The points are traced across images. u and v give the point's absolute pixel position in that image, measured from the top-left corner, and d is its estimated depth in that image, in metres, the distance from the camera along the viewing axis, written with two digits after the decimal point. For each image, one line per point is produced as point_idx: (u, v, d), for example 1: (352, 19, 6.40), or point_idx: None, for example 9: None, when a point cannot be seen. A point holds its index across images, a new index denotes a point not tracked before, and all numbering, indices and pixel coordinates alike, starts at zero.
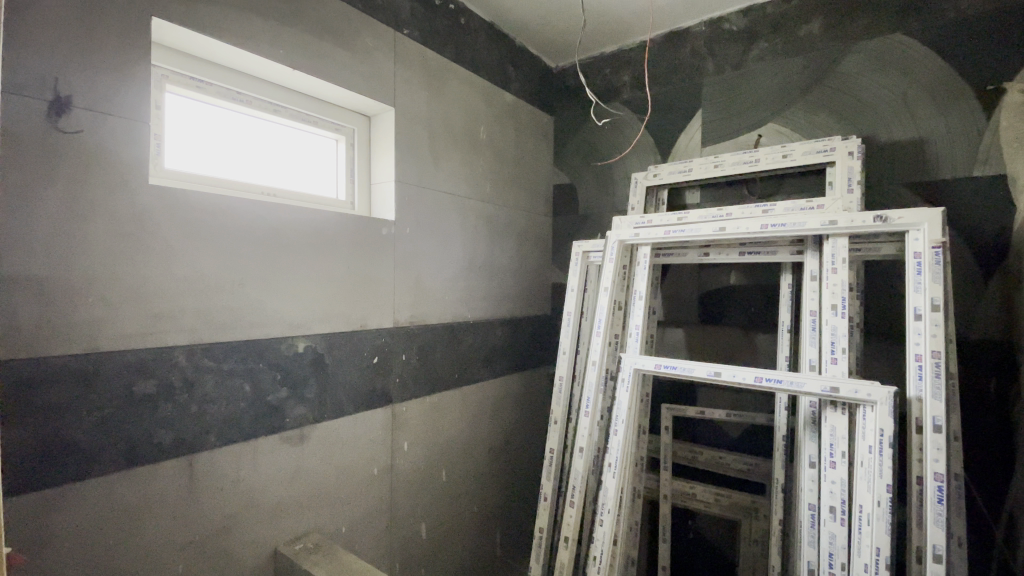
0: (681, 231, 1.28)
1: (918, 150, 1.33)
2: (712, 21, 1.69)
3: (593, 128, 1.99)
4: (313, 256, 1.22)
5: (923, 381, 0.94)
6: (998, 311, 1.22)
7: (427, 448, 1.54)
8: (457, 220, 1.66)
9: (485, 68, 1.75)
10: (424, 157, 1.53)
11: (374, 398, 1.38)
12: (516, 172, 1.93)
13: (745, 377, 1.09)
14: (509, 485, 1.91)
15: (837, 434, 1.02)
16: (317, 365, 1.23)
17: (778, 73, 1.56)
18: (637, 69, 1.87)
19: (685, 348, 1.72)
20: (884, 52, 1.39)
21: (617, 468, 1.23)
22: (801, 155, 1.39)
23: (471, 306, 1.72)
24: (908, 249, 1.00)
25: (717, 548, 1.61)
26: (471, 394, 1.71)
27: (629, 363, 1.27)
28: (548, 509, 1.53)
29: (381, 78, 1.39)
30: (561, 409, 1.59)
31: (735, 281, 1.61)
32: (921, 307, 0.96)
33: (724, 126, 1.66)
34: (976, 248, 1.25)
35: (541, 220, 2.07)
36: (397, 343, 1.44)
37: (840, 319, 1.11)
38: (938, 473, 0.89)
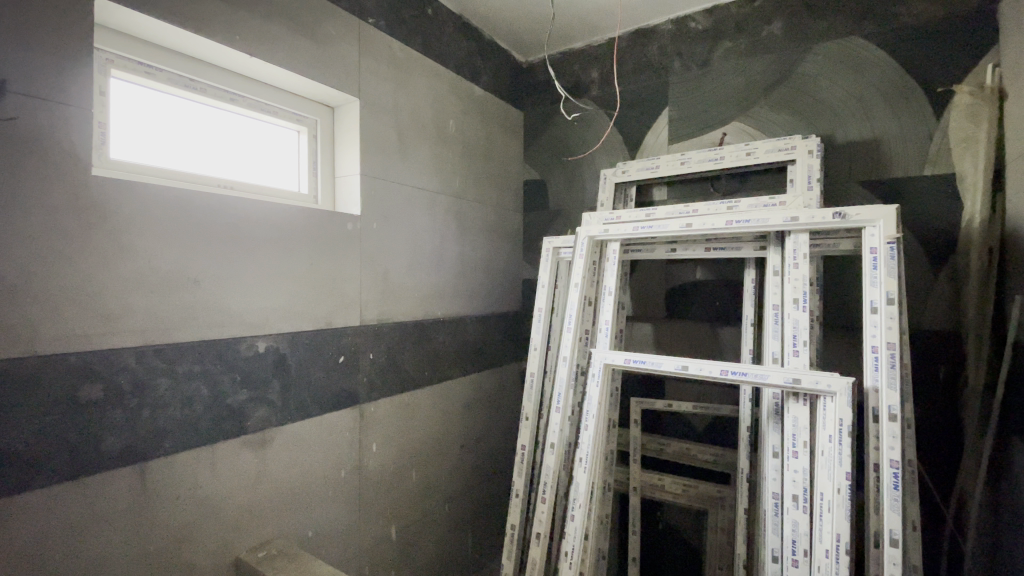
0: (649, 227, 1.29)
1: (871, 150, 1.39)
2: (678, 20, 1.72)
3: (562, 124, 2.00)
4: (273, 253, 1.17)
5: (879, 371, 0.98)
6: (946, 304, 1.28)
7: (396, 448, 1.52)
8: (425, 216, 1.63)
9: (453, 61, 1.73)
10: (390, 151, 1.49)
11: (341, 398, 1.34)
12: (486, 167, 1.91)
13: (711, 370, 1.12)
14: (480, 482, 1.91)
15: (799, 424, 1.05)
16: (279, 365, 1.19)
17: (741, 72, 1.59)
18: (606, 65, 1.88)
19: (654, 342, 1.75)
20: (840, 55, 1.44)
21: (588, 463, 1.24)
22: (763, 153, 1.43)
23: (441, 303, 1.70)
24: (865, 245, 1.04)
25: (684, 537, 1.65)
26: (442, 391, 1.69)
27: (600, 359, 1.28)
28: (520, 506, 1.53)
29: (345, 68, 1.34)
30: (532, 405, 1.59)
31: (701, 276, 1.65)
32: (877, 301, 1.00)
33: (690, 124, 1.69)
34: (926, 244, 1.31)
35: (512, 216, 2.06)
36: (363, 342, 1.41)
37: (801, 313, 1.14)
38: (894, 460, 0.93)
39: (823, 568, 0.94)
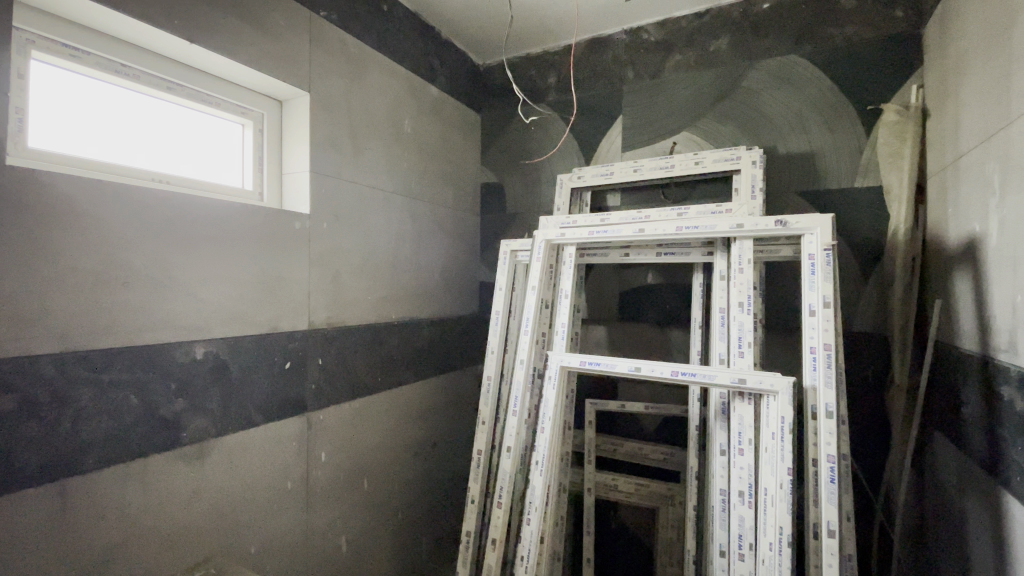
0: (604, 231, 1.32)
1: (808, 162, 1.48)
2: (632, 31, 1.77)
3: (519, 128, 2.01)
4: (214, 252, 1.11)
5: (817, 371, 1.04)
6: (875, 308, 1.38)
7: (346, 457, 1.46)
8: (380, 217, 1.59)
9: (409, 60, 1.70)
10: (343, 149, 1.45)
11: (287, 406, 1.28)
12: (443, 169, 1.89)
13: (663, 371, 1.15)
14: (435, 488, 1.88)
15: (744, 422, 1.10)
16: (219, 372, 1.12)
17: (690, 84, 1.66)
18: (562, 72, 1.91)
19: (607, 344, 1.78)
20: (780, 71, 1.52)
21: (544, 466, 1.24)
22: (710, 162, 1.49)
23: (395, 305, 1.66)
24: (804, 251, 1.10)
25: (636, 535, 1.69)
26: (396, 396, 1.66)
27: (556, 361, 1.29)
28: (475, 512, 1.51)
29: (294, 60, 1.29)
30: (489, 408, 1.58)
31: (652, 280, 1.70)
32: (815, 304, 1.07)
33: (643, 132, 1.74)
34: (857, 251, 1.41)
35: (469, 219, 2.05)
36: (312, 346, 1.35)
37: (746, 315, 1.19)
38: (831, 455, 0.98)
39: (766, 560, 0.98)
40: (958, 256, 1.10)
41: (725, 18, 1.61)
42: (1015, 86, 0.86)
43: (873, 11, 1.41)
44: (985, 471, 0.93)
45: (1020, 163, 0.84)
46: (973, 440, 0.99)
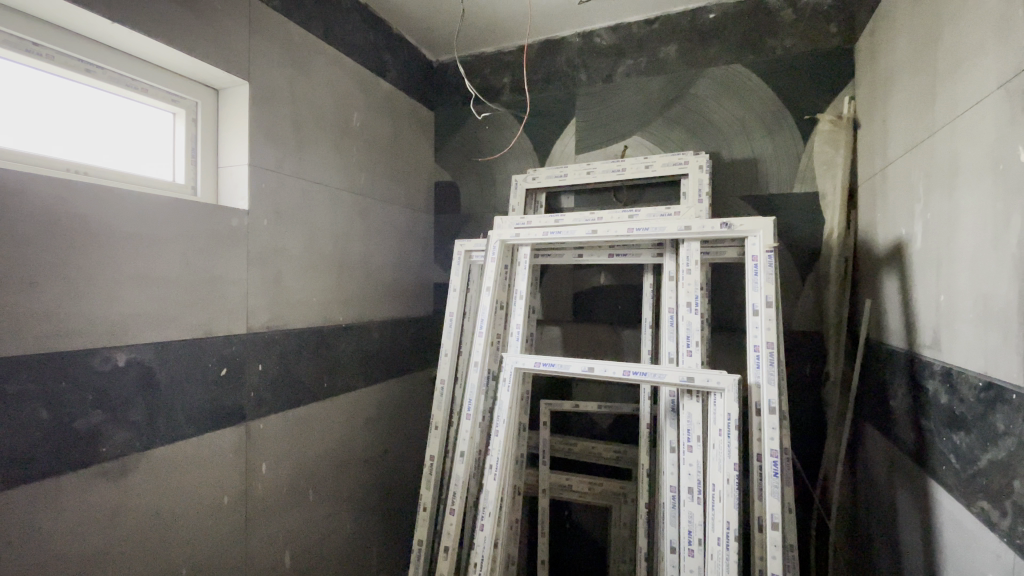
0: (558, 232, 1.32)
1: (750, 168, 1.55)
2: (585, 34, 1.79)
3: (472, 127, 1.99)
4: (140, 251, 1.02)
5: (760, 368, 1.08)
6: (810, 307, 1.46)
7: (289, 467, 1.39)
8: (327, 214, 1.53)
9: (357, 53, 1.64)
10: (286, 143, 1.38)
11: (223, 415, 1.20)
12: (394, 166, 1.84)
13: (615, 371, 1.16)
14: (386, 495, 1.82)
15: (693, 420, 1.13)
16: (145, 380, 1.04)
17: (640, 89, 1.70)
18: (516, 72, 1.90)
19: (561, 344, 1.79)
20: (724, 80, 1.59)
21: (498, 469, 1.23)
22: (659, 166, 1.53)
23: (344, 307, 1.60)
24: (748, 253, 1.14)
25: (589, 533, 1.71)
26: (344, 401, 1.60)
27: (511, 362, 1.28)
28: (428, 519, 1.48)
29: (232, 47, 1.21)
30: (442, 412, 1.55)
31: (604, 281, 1.72)
32: (758, 304, 1.11)
33: (595, 135, 1.76)
34: (795, 253, 1.48)
35: (422, 219, 2.01)
36: (251, 351, 1.28)
37: (693, 315, 1.23)
38: (774, 450, 1.03)
39: (715, 555, 1.02)
40: (886, 259, 1.18)
41: (674, 26, 1.65)
42: (937, 100, 0.93)
43: (809, 26, 1.49)
44: (913, 460, 1.00)
45: (942, 172, 0.91)
46: (901, 431, 1.06)
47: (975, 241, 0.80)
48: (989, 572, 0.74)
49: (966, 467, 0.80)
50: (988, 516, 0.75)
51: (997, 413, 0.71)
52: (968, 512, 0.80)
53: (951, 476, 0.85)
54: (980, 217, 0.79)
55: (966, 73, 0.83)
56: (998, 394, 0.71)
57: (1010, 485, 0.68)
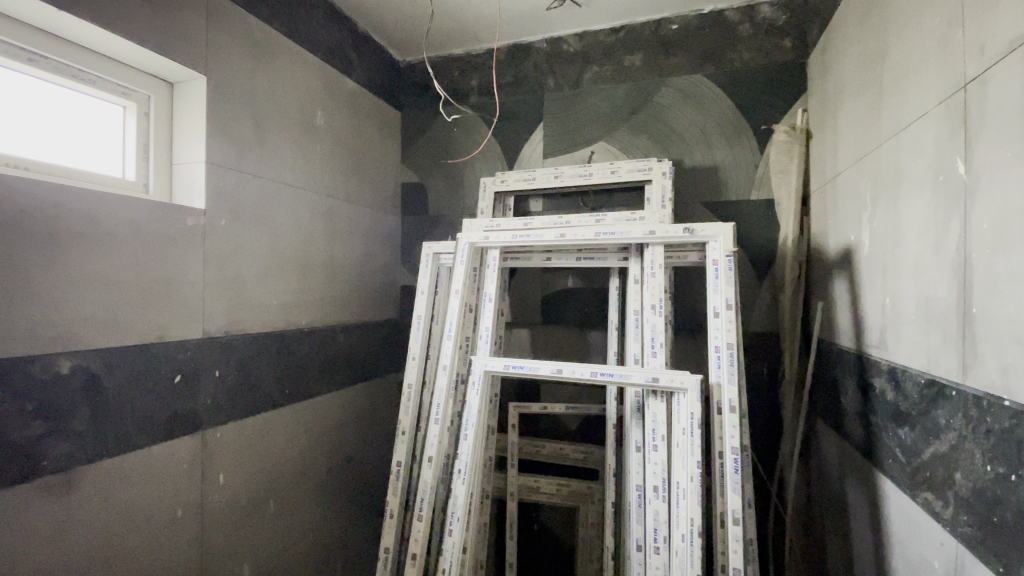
0: (527, 236, 1.33)
1: (710, 175, 1.60)
2: (552, 40, 1.81)
3: (440, 128, 1.98)
4: (86, 251, 0.97)
5: (721, 368, 1.12)
6: (767, 309, 1.52)
7: (247, 477, 1.34)
8: (289, 214, 1.48)
9: (321, 51, 1.61)
10: (245, 141, 1.33)
11: (177, 423, 1.15)
12: (359, 166, 1.81)
13: (582, 373, 1.18)
14: (350, 502, 1.78)
15: (658, 419, 1.15)
16: (91, 389, 0.98)
17: (606, 96, 1.73)
18: (484, 75, 1.91)
19: (529, 347, 1.80)
20: (686, 90, 1.64)
21: (467, 473, 1.22)
22: (625, 171, 1.56)
23: (306, 310, 1.56)
24: (709, 257, 1.18)
25: (556, 534, 1.72)
26: (307, 407, 1.55)
27: (480, 366, 1.28)
28: (395, 526, 1.45)
29: (188, 40, 1.17)
30: (410, 417, 1.52)
31: (571, 284, 1.74)
32: (718, 306, 1.15)
33: (563, 140, 1.78)
34: (753, 257, 1.54)
35: (388, 220, 1.98)
36: (207, 357, 1.22)
37: (658, 317, 1.25)
38: (734, 447, 1.06)
39: (680, 551, 1.04)
40: (837, 263, 1.24)
41: (638, 35, 1.69)
42: (883, 112, 0.99)
43: (765, 40, 1.55)
44: (862, 455, 1.05)
45: (887, 181, 0.96)
46: (851, 427, 1.11)
47: (918, 247, 0.85)
48: (934, 560, 0.78)
49: (911, 460, 0.85)
50: (931, 506, 0.79)
51: (939, 408, 0.76)
52: (914, 502, 0.84)
53: (898, 469, 0.90)
54: (922, 224, 0.84)
55: (909, 88, 0.89)
56: (939, 390, 0.76)
57: (952, 476, 0.73)
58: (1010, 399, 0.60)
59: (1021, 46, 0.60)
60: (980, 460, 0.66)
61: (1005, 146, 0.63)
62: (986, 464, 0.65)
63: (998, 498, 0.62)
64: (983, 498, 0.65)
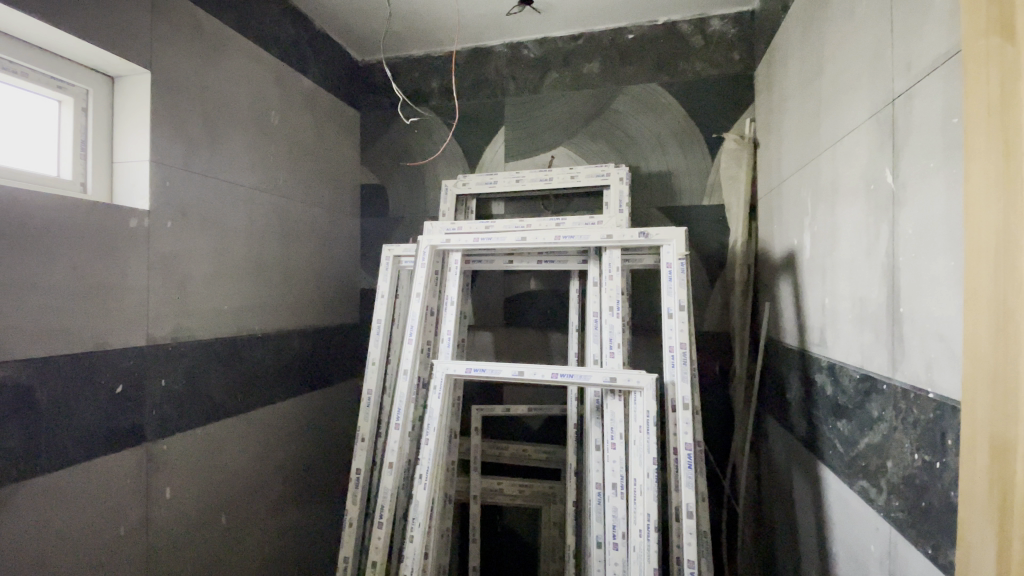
0: (488, 239, 1.34)
1: (665, 181, 1.66)
2: (513, 45, 1.82)
3: (400, 130, 1.95)
4: (15, 254, 0.90)
5: (675, 367, 1.16)
6: (719, 310, 1.59)
7: (197, 491, 1.28)
8: (241, 215, 1.43)
9: (275, 48, 1.56)
10: (194, 139, 1.28)
11: (119, 436, 1.08)
12: (316, 167, 1.76)
13: (543, 374, 1.19)
14: (307, 512, 1.73)
15: (616, 418, 1.18)
16: (22, 403, 0.91)
17: (565, 102, 1.76)
18: (445, 77, 1.90)
19: (492, 349, 1.81)
20: (642, 98, 1.69)
21: (428, 478, 1.21)
22: (583, 176, 1.59)
23: (260, 315, 1.50)
24: (663, 260, 1.22)
25: (520, 535, 1.73)
26: (261, 415, 1.50)
27: (441, 369, 1.27)
28: (354, 535, 1.42)
29: (131, 33, 1.11)
30: (370, 423, 1.49)
31: (533, 286, 1.76)
32: (672, 308, 1.19)
33: (523, 144, 1.80)
34: (706, 260, 1.60)
35: (347, 223, 1.94)
36: (152, 366, 1.16)
37: (616, 319, 1.28)
38: (688, 443, 1.10)
39: (637, 546, 1.07)
40: (781, 266, 1.31)
41: (596, 43, 1.73)
42: (822, 124, 1.05)
43: (716, 52, 1.62)
44: (805, 447, 1.12)
45: (826, 188, 1.03)
46: (796, 420, 1.17)
47: (853, 250, 0.91)
48: (870, 544, 0.84)
49: (849, 450, 0.90)
50: (866, 493, 0.85)
51: (873, 401, 0.81)
52: (851, 490, 0.90)
53: (837, 459, 0.96)
54: (856, 229, 0.90)
55: (845, 102, 0.95)
56: (873, 384, 0.82)
57: (884, 464, 0.78)
58: (934, 391, 0.66)
59: (942, 66, 0.65)
60: (909, 449, 0.71)
61: (928, 157, 0.68)
62: (913, 452, 0.70)
63: (925, 484, 0.67)
64: (912, 484, 0.71)
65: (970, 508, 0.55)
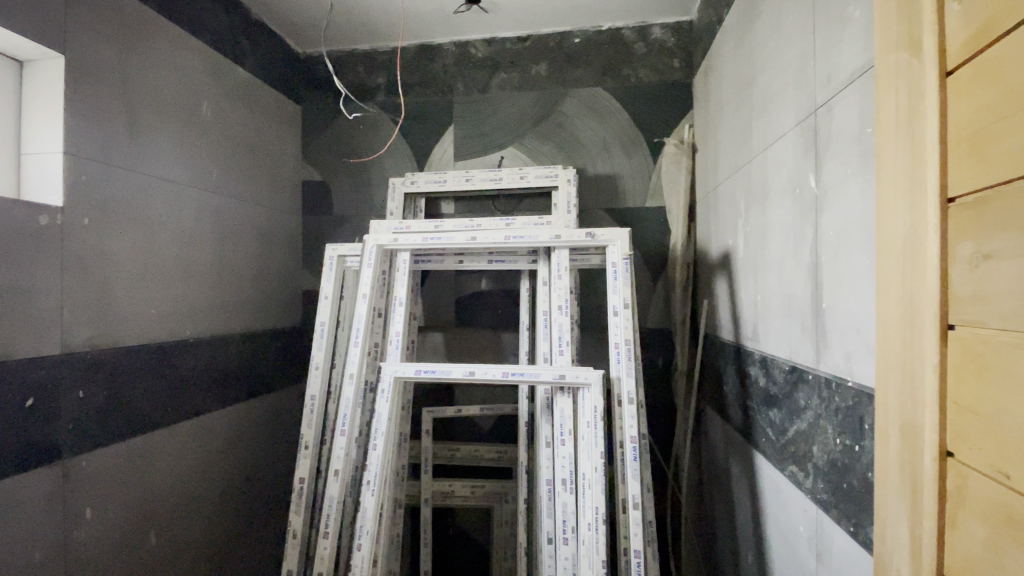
0: (437, 238, 1.33)
1: (610, 182, 1.70)
2: (460, 43, 1.81)
3: (344, 125, 1.89)
4: None
5: (621, 364, 1.19)
6: (662, 307, 1.65)
7: (124, 508, 1.18)
8: (170, 213, 1.34)
9: (207, 36, 1.47)
10: (115, 131, 1.18)
11: (29, 455, 0.98)
12: (253, 161, 1.67)
13: (494, 374, 1.19)
14: (246, 525, 1.64)
15: (565, 415, 1.20)
16: None
17: (513, 102, 1.77)
18: (391, 73, 1.86)
19: (443, 350, 1.79)
20: (589, 101, 1.72)
21: (376, 484, 1.18)
22: (532, 177, 1.61)
23: (192, 319, 1.41)
24: (609, 259, 1.26)
25: (472, 536, 1.72)
26: (195, 425, 1.41)
27: (389, 372, 1.25)
28: (298, 546, 1.36)
29: (40, 13, 1.02)
30: (314, 429, 1.44)
31: (484, 286, 1.76)
32: (618, 306, 1.22)
33: (472, 144, 1.80)
34: (649, 259, 1.67)
35: (288, 221, 1.86)
36: (68, 377, 1.06)
37: (564, 317, 1.30)
38: (633, 437, 1.14)
39: (586, 540, 1.09)
40: (718, 265, 1.38)
41: (544, 46, 1.75)
42: (753, 131, 1.12)
43: (657, 59, 1.68)
44: (741, 436, 1.18)
45: (757, 191, 1.09)
46: (732, 411, 1.24)
47: (782, 250, 0.97)
48: (800, 524, 0.90)
49: (779, 438, 0.96)
50: (796, 477, 0.91)
51: (800, 391, 0.87)
52: (782, 474, 0.96)
53: (769, 446, 1.02)
54: (785, 230, 0.96)
55: (773, 111, 1.01)
56: (800, 375, 0.88)
57: (811, 450, 0.84)
58: (853, 380, 0.71)
59: (858, 79, 0.71)
60: (832, 434, 0.77)
61: (847, 164, 0.74)
62: (836, 436, 0.76)
63: (847, 466, 0.73)
64: (835, 467, 0.76)
65: (885, 490, 0.60)
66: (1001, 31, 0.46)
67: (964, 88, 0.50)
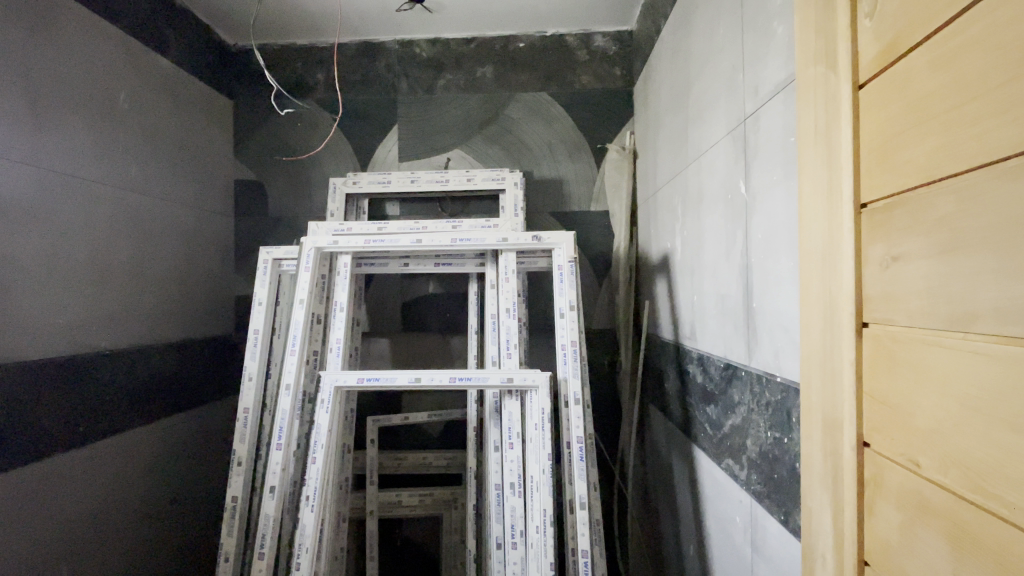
0: (380, 241, 1.29)
1: (555, 186, 1.73)
2: (404, 42, 1.78)
3: (280, 122, 1.80)
4: None
5: (567, 365, 1.21)
6: (607, 308, 1.70)
7: (28, 538, 1.07)
8: (83, 212, 1.23)
9: (126, 22, 1.36)
10: (17, 122, 1.07)
11: None
12: (178, 159, 1.57)
13: (441, 379, 1.17)
14: (173, 549, 1.52)
15: (514, 418, 1.20)
16: None
17: (459, 104, 1.76)
18: (331, 70, 1.79)
19: (388, 356, 1.74)
20: (534, 105, 1.74)
21: (316, 499, 1.12)
22: (479, 179, 1.61)
23: (109, 328, 1.30)
24: (555, 262, 1.27)
25: (420, 545, 1.69)
26: (115, 444, 1.29)
27: (329, 382, 1.20)
28: (232, 569, 1.28)
29: None
30: (248, 443, 1.36)
31: (431, 289, 1.73)
32: (564, 308, 1.24)
33: (417, 145, 1.77)
34: (594, 261, 1.70)
35: (218, 223, 1.74)
36: None
37: (512, 320, 1.31)
38: (579, 437, 1.15)
39: (535, 543, 1.09)
40: (658, 267, 1.43)
41: (489, 48, 1.76)
42: (689, 139, 1.17)
43: (600, 67, 1.73)
44: (682, 432, 1.23)
45: (693, 197, 1.14)
46: (673, 408, 1.29)
47: (715, 253, 1.02)
48: (736, 514, 0.95)
49: (716, 432, 1.01)
50: (731, 470, 0.95)
51: (734, 387, 0.92)
52: (719, 467, 1.01)
53: (707, 441, 1.06)
54: (718, 234, 1.01)
55: (707, 120, 1.06)
56: (734, 372, 0.92)
57: (745, 443, 0.89)
58: (782, 376, 0.76)
59: (782, 91, 0.76)
60: (763, 427, 0.82)
61: (773, 171, 0.79)
62: (767, 429, 0.80)
63: (777, 458, 0.77)
64: (766, 458, 0.81)
65: (809, 479, 0.64)
66: (904, 51, 0.50)
67: (875, 101, 0.54)
